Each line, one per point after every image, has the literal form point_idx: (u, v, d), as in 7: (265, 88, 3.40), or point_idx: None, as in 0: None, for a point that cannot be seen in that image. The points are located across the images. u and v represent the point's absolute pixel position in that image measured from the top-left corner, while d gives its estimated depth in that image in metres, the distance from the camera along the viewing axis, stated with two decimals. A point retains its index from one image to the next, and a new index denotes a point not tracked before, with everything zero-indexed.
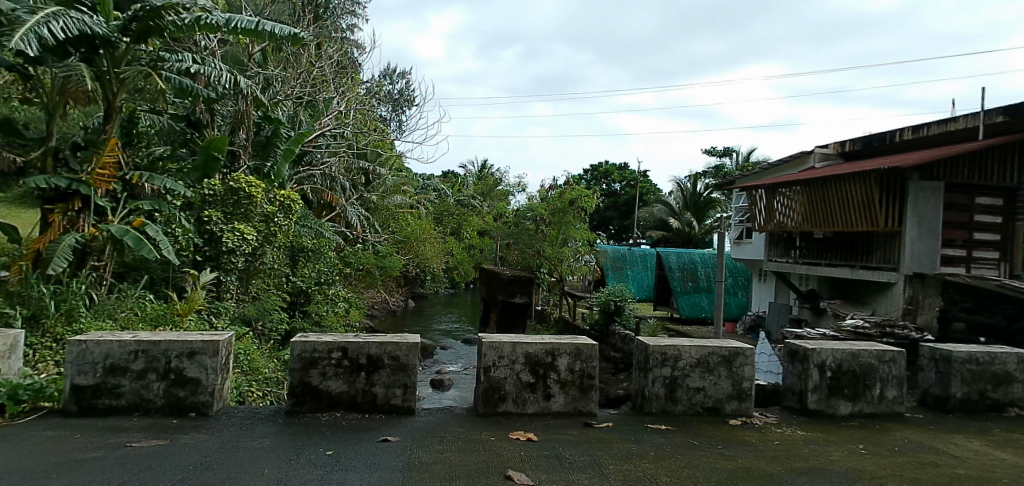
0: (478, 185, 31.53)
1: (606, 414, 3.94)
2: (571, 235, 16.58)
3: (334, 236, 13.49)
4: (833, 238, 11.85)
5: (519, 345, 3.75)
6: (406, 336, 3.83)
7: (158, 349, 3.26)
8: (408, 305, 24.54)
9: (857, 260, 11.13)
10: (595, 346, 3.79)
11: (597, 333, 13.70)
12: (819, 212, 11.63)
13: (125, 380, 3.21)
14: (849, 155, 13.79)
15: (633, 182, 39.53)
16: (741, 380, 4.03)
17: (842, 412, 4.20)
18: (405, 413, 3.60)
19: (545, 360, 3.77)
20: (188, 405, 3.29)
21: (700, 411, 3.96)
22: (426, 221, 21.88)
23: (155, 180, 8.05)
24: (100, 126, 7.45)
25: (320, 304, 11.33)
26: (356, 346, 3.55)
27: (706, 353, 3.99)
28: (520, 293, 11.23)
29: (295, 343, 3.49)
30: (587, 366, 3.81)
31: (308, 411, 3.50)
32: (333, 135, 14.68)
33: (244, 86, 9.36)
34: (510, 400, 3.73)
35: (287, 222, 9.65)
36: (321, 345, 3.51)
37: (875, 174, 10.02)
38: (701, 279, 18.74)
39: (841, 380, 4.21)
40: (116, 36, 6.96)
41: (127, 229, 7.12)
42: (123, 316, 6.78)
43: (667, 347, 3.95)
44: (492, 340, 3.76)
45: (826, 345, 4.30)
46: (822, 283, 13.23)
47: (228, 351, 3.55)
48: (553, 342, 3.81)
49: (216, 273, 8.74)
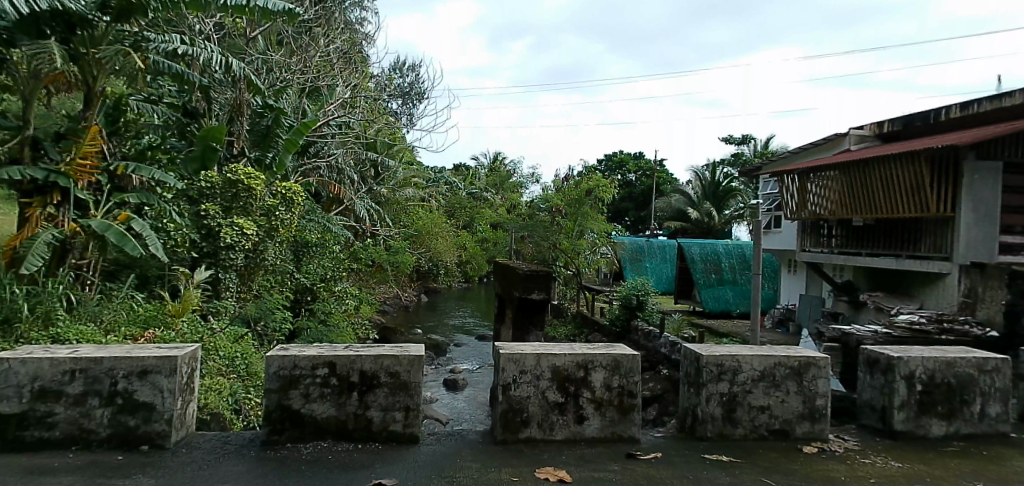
0: (490, 177, 31.00)
1: (651, 438, 3.26)
2: (588, 226, 15.91)
3: (343, 231, 12.94)
4: (874, 225, 10.99)
5: (545, 358, 3.08)
6: (409, 346, 3.18)
7: (102, 367, 2.64)
8: (421, 300, 24.07)
9: (902, 249, 10.29)
10: (637, 358, 3.10)
11: (618, 330, 13.00)
12: (859, 198, 10.78)
13: (59, 406, 2.60)
14: (888, 137, 12.85)
15: (648, 172, 38.62)
16: (814, 397, 3.33)
17: (936, 434, 3.46)
18: (407, 442, 2.96)
19: (576, 375, 3.10)
20: (139, 437, 2.67)
21: (765, 435, 3.27)
22: (438, 213, 21.35)
23: (143, 171, 7.57)
24: (80, 113, 6.94)
25: (327, 302, 10.77)
26: (346, 361, 2.91)
27: (770, 364, 3.29)
28: (538, 289, 10.48)
29: (271, 357, 2.85)
30: (628, 382, 3.14)
31: (288, 441, 2.85)
32: (339, 124, 14.13)
33: (239, 68, 8.77)
34: (534, 425, 3.06)
35: (291, 216, 9.01)
36: (303, 360, 2.87)
37: (925, 154, 9.14)
38: (725, 271, 17.89)
39: (934, 395, 3.47)
40: (93, 15, 6.53)
41: (110, 224, 6.59)
42: (108, 319, 6.34)
43: (724, 358, 3.25)
44: (512, 352, 3.09)
45: (912, 351, 3.55)
46: (859, 274, 12.36)
47: (193, 368, 2.93)
48: (586, 353, 3.13)
49: (212, 271, 8.22)
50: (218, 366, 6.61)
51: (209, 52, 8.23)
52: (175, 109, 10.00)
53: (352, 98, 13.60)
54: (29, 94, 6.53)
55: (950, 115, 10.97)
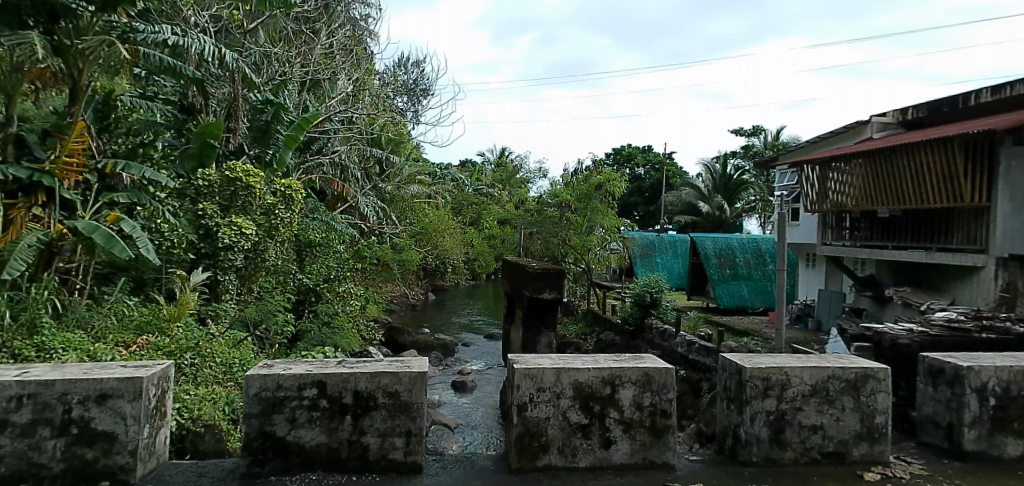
0: (496, 172, 30.72)
1: (687, 463, 2.86)
2: (598, 221, 15.50)
3: (347, 229, 12.59)
4: (900, 217, 10.47)
5: (567, 373, 2.69)
6: (410, 360, 2.80)
7: (53, 392, 2.28)
8: (429, 298, 23.77)
9: (932, 241, 9.77)
10: (671, 372, 2.70)
11: (632, 328, 12.57)
12: (885, 187, 10.26)
13: (5, 437, 2.24)
14: (912, 124, 12.29)
15: (657, 165, 37.96)
16: (873, 414, 2.91)
17: (1012, 455, 3.01)
18: (408, 472, 2.57)
19: (602, 392, 2.71)
20: (99, 472, 2.31)
21: (818, 459, 2.86)
22: (444, 211, 20.99)
23: (133, 169, 7.26)
24: (67, 109, 6.65)
25: (331, 302, 10.39)
26: (337, 379, 2.54)
27: (823, 377, 2.89)
28: (549, 289, 10.05)
29: (251, 377, 2.48)
30: (661, 401, 2.74)
31: (272, 473, 2.48)
32: (342, 119, 13.80)
33: (233, 60, 8.44)
34: (555, 450, 2.67)
35: (291, 215, 8.64)
36: (288, 379, 2.50)
37: (959, 139, 8.62)
38: (740, 266, 17.39)
39: (1009, 410, 3.02)
40: (76, 4, 6.31)
41: (98, 225, 6.31)
42: (98, 326, 6.10)
43: (770, 371, 2.85)
44: (528, 366, 2.70)
45: (983, 360, 3.11)
46: (884, 269, 11.85)
47: (164, 389, 2.57)
48: (613, 367, 2.73)
49: (210, 273, 7.89)
50: (216, 373, 6.26)
51: (202, 42, 7.95)
52: (171, 104, 9.64)
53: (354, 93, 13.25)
54: (11, 88, 6.11)
55: (980, 100, 10.40)
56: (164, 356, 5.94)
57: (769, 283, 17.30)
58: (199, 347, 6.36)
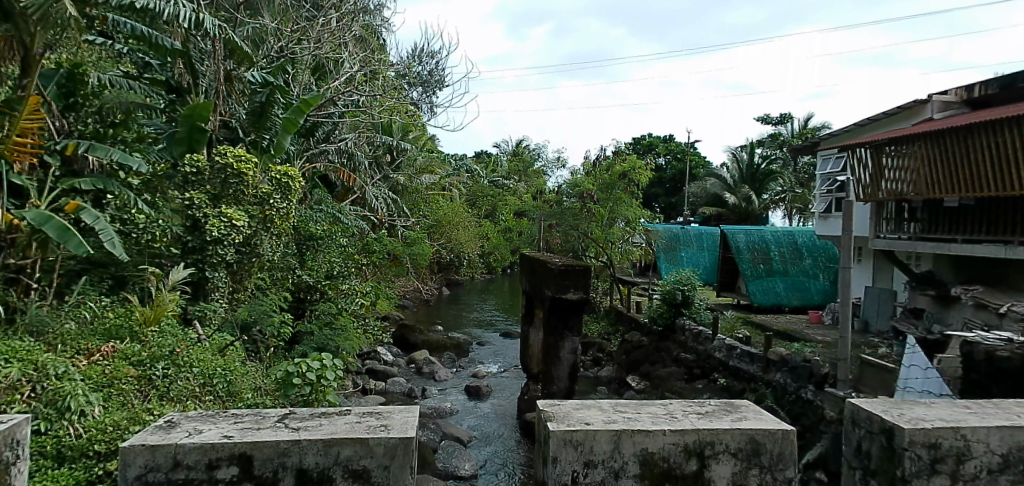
0: (512, 163, 29.66)
1: None
2: (620, 213, 14.47)
3: (355, 221, 11.69)
4: (973, 206, 9.26)
5: (629, 437, 1.72)
6: (391, 413, 1.85)
7: None
8: (443, 292, 22.96)
9: (1012, 234, 8.57)
10: (790, 435, 1.73)
11: (660, 329, 11.55)
12: (956, 172, 9.03)
13: None
14: (978, 102, 10.98)
15: (679, 155, 36.53)
16: None
17: None
18: None
19: (687, 467, 1.73)
20: None
21: None
22: (458, 203, 20.06)
23: (97, 150, 6.64)
24: (23, 84, 6.11)
25: (334, 301, 9.39)
26: (270, 450, 1.60)
27: (1019, 443, 1.88)
28: (573, 288, 8.99)
29: (132, 448, 1.56)
30: (775, 481, 1.77)
31: None
32: (348, 104, 12.96)
33: (213, 27, 7.63)
34: None
35: (287, 204, 7.72)
36: (190, 451, 1.58)
37: None
38: (775, 261, 16.12)
39: None
40: None
41: (49, 216, 5.69)
42: (56, 332, 5.44)
43: (942, 434, 1.86)
44: (571, 427, 1.73)
45: None
46: (946, 266, 10.71)
47: (6, 460, 1.67)
48: (703, 430, 1.75)
49: (196, 270, 7.05)
50: (191, 385, 5.22)
51: (173, 5, 7.33)
52: (158, 84, 8.87)
53: (359, 74, 12.35)
54: None
55: None
56: (131, 367, 5.15)
57: (807, 280, 16.09)
58: (175, 354, 5.48)
